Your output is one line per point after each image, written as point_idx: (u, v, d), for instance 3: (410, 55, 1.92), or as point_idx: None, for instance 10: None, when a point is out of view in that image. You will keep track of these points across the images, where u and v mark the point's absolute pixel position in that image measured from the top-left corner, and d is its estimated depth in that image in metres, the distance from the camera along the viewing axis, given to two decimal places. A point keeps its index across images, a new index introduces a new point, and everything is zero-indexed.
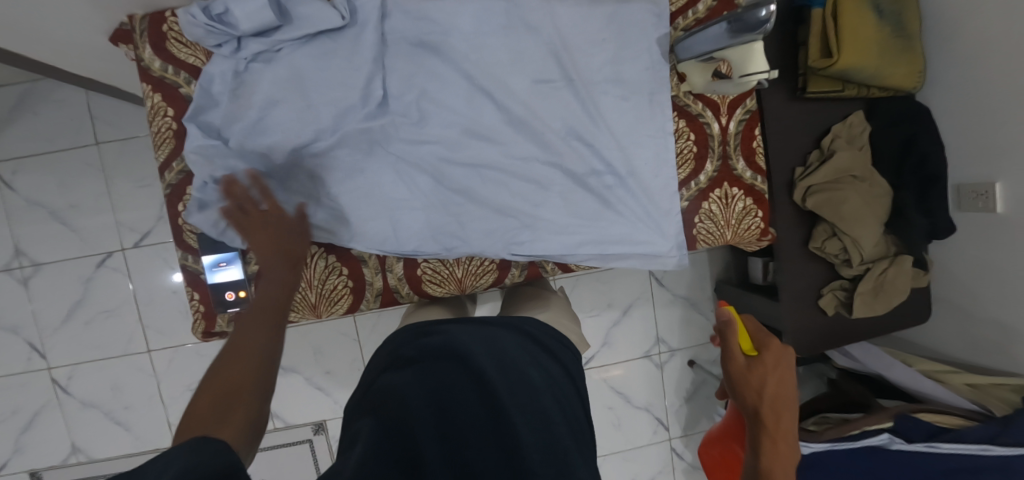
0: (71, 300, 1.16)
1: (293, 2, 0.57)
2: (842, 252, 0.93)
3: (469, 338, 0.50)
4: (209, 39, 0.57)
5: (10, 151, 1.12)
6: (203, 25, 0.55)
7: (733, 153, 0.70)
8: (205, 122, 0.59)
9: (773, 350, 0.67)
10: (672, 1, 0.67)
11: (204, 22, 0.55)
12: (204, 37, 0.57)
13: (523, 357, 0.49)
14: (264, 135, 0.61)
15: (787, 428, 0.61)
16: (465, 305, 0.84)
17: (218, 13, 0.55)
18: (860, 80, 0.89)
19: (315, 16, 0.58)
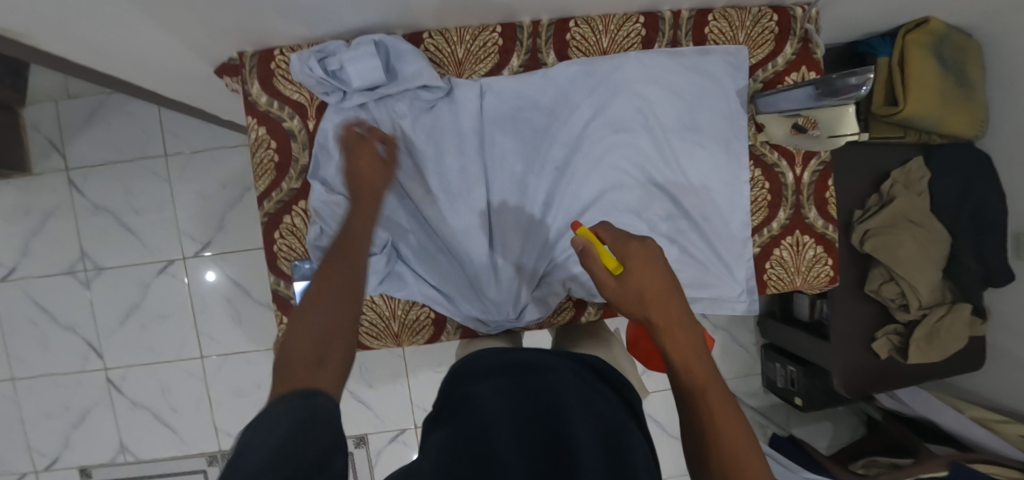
0: (130, 304, 1.20)
1: (399, 61, 0.61)
2: (900, 296, 0.93)
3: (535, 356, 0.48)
4: (318, 88, 0.61)
5: (81, 158, 1.17)
6: (318, 78, 0.59)
7: (806, 202, 0.71)
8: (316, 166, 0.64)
9: (643, 264, 0.41)
10: (752, 54, 0.69)
11: (320, 76, 0.59)
12: (315, 86, 0.61)
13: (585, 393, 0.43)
14: None
15: (720, 396, 0.36)
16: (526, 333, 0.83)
17: (333, 69, 0.59)
18: (923, 127, 0.90)
19: (418, 74, 0.61)
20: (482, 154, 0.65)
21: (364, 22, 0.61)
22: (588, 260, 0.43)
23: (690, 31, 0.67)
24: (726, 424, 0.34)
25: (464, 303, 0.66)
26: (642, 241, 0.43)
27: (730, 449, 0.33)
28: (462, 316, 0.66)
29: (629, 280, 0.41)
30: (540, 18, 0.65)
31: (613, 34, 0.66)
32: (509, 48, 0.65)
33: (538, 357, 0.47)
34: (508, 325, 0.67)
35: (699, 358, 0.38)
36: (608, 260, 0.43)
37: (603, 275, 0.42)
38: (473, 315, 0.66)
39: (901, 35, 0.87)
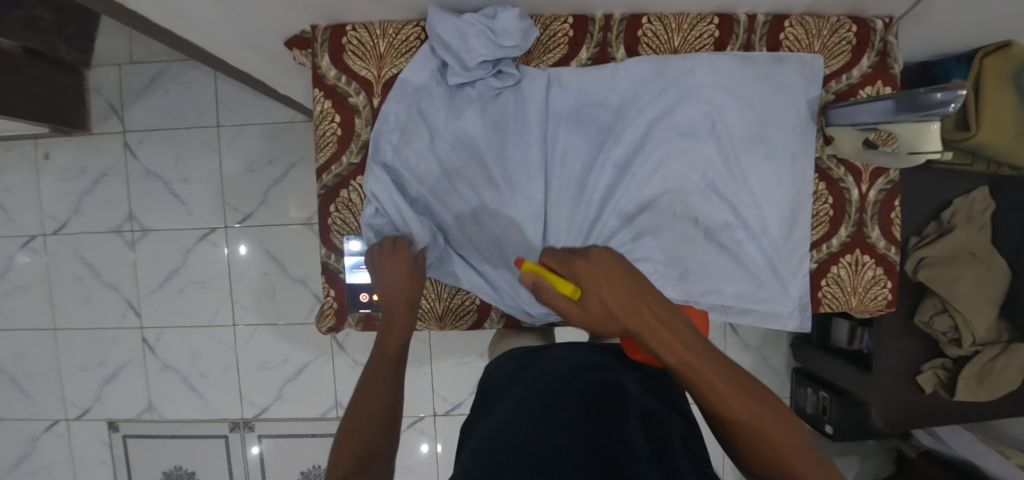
0: (171, 267, 1.23)
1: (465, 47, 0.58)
2: (952, 331, 0.89)
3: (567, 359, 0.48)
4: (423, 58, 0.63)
5: (139, 122, 1.21)
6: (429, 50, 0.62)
7: (869, 221, 0.69)
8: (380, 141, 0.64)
9: (599, 280, 0.38)
10: (827, 64, 0.67)
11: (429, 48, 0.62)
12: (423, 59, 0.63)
13: (619, 378, 0.42)
14: (424, 152, 0.64)
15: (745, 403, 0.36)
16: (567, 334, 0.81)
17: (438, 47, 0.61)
18: (993, 157, 0.86)
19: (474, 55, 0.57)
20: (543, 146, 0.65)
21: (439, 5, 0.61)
22: (544, 291, 0.43)
23: (765, 36, 0.66)
24: (724, 390, 0.36)
25: (511, 294, 0.66)
26: (587, 255, 0.41)
27: (748, 425, 0.35)
28: (506, 306, 0.66)
29: (591, 298, 0.39)
30: (612, 13, 0.65)
31: (685, 33, 0.65)
32: (578, 40, 0.65)
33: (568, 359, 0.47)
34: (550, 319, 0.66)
35: (686, 346, 0.36)
36: (564, 287, 0.41)
37: (564, 303, 0.42)
38: (517, 307, 0.66)
39: (976, 58, 0.83)
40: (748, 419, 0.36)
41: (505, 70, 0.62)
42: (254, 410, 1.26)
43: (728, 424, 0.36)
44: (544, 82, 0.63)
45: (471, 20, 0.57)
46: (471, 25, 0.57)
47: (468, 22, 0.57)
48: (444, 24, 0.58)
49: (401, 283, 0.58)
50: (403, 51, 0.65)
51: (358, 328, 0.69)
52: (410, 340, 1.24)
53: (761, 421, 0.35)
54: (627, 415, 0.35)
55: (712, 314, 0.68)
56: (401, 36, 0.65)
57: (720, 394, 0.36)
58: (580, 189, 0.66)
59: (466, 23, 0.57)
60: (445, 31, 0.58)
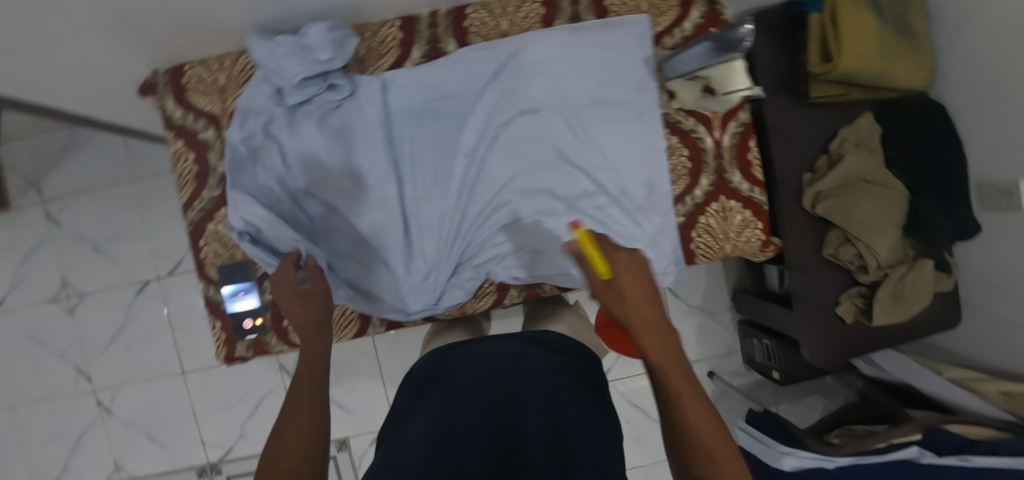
0: (112, 326, 1.24)
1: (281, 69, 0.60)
2: (856, 258, 0.91)
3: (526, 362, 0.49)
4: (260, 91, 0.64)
5: (56, 189, 1.21)
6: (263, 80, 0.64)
7: (728, 166, 0.70)
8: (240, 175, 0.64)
9: (633, 268, 0.43)
10: (657, 22, 0.68)
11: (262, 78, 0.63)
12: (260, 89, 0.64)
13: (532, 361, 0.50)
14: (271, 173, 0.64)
15: (708, 418, 0.33)
16: (483, 325, 0.79)
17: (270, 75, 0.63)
18: (866, 83, 0.88)
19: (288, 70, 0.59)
20: (392, 148, 0.66)
21: (263, 27, 0.63)
22: (579, 261, 0.45)
23: (590, 5, 0.67)
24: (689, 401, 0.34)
25: (385, 298, 0.67)
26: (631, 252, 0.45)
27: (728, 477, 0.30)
28: (384, 310, 0.67)
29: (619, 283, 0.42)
30: (437, 9, 0.67)
31: (511, 15, 0.67)
32: (410, 40, 0.66)
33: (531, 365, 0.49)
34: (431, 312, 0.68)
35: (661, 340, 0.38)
36: (597, 263, 0.43)
37: (591, 274, 0.44)
38: (394, 306, 0.68)
39: None
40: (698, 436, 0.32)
41: (337, 81, 0.63)
42: (219, 452, 1.26)
43: (678, 442, 0.33)
44: (378, 87, 0.65)
45: (281, 40, 0.58)
46: (283, 45, 0.58)
47: (280, 42, 0.58)
48: (258, 47, 0.59)
49: (301, 313, 0.50)
50: (242, 80, 0.67)
51: (251, 354, 0.70)
52: (359, 357, 1.25)
53: (721, 443, 0.32)
54: (534, 408, 0.41)
55: (590, 284, 0.68)
56: (237, 66, 0.67)
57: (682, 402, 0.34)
58: (437, 184, 0.67)
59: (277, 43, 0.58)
60: (262, 54, 0.59)
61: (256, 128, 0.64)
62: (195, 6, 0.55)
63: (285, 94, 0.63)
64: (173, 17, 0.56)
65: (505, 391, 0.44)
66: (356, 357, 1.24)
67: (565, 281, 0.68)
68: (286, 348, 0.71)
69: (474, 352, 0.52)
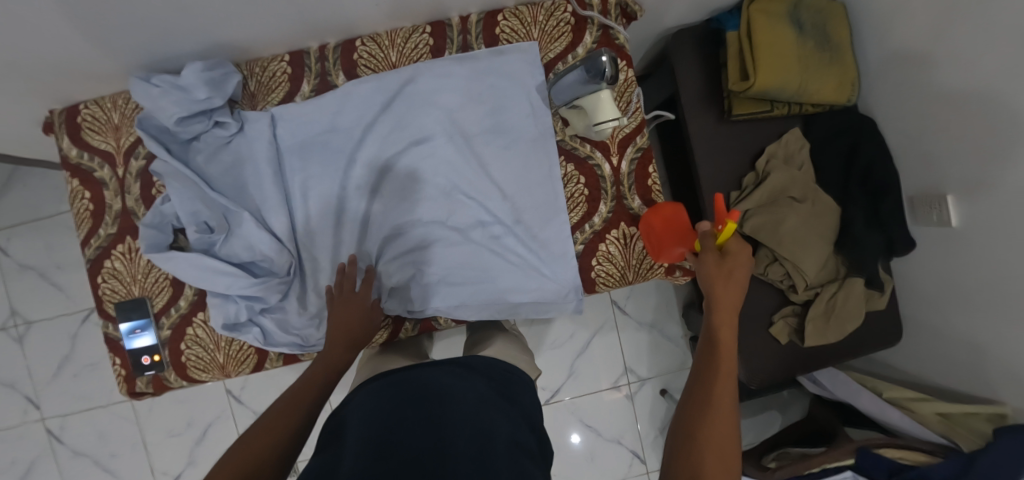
0: (61, 354, 1.24)
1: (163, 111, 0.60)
2: (786, 277, 0.90)
3: (462, 389, 0.46)
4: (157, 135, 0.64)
5: (4, 219, 1.22)
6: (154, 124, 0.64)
7: (627, 192, 0.69)
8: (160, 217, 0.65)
9: (739, 260, 0.54)
10: (549, 49, 0.68)
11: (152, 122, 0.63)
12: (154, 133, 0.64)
13: (465, 390, 0.45)
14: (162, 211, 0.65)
15: (727, 429, 0.39)
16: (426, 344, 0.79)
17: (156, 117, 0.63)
18: (787, 99, 0.86)
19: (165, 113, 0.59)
20: (285, 183, 0.66)
21: (150, 66, 0.64)
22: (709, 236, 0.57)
23: (480, 34, 0.67)
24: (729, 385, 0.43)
25: (278, 334, 0.66)
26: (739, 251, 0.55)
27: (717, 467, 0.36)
28: (276, 346, 0.66)
29: (725, 260, 0.54)
30: (326, 43, 0.67)
31: (400, 46, 0.66)
32: (298, 75, 0.67)
33: (465, 391, 0.45)
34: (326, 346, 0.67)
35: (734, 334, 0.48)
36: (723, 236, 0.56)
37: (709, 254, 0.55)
38: (287, 342, 0.66)
39: (744, 7, 0.84)
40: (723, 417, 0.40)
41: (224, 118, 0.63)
42: (169, 478, 1.26)
43: (695, 431, 0.39)
44: (268, 122, 0.65)
45: (163, 82, 0.60)
46: (163, 86, 0.60)
47: (162, 84, 0.60)
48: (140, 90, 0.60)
49: (351, 320, 0.58)
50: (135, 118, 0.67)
51: (151, 391, 0.70)
52: None
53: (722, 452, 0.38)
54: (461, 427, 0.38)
55: (487, 316, 0.67)
56: (130, 105, 0.67)
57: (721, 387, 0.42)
58: (331, 217, 0.67)
59: (158, 85, 0.60)
60: (142, 96, 0.60)
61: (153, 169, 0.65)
62: (66, 50, 0.56)
63: (174, 133, 0.64)
64: (46, 60, 0.57)
65: (437, 406, 0.40)
66: None
67: (462, 313, 0.67)
68: (185, 383, 0.70)
69: (422, 376, 0.48)
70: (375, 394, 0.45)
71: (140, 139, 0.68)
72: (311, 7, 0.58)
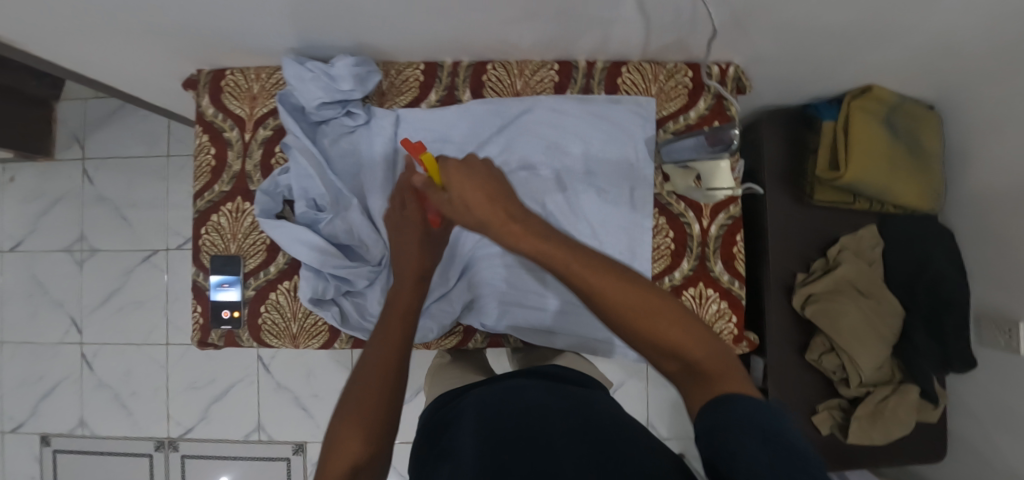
0: (113, 285, 1.29)
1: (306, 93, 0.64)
2: (840, 370, 0.88)
3: (535, 389, 0.48)
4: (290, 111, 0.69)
5: (96, 150, 1.30)
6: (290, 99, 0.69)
7: (711, 255, 0.70)
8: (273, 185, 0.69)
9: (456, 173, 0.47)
10: (664, 106, 0.71)
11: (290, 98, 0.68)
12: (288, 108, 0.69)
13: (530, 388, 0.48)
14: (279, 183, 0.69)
15: (672, 317, 0.35)
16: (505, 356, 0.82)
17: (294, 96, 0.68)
18: (871, 195, 0.88)
19: (309, 95, 0.64)
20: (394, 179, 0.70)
21: (300, 51, 0.69)
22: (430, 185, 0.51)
23: (603, 80, 0.71)
24: (596, 280, 0.37)
25: (356, 318, 0.69)
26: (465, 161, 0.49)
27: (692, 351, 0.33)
28: (350, 329, 0.69)
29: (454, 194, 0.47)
30: (460, 60, 0.71)
31: (527, 77, 0.71)
32: (428, 84, 0.71)
33: (536, 390, 0.47)
34: None
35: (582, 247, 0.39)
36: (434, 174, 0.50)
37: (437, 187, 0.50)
38: (363, 327, 0.69)
39: (846, 101, 0.86)
40: (638, 317, 0.35)
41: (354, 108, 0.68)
42: (180, 429, 1.28)
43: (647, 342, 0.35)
44: (392, 120, 0.70)
45: (312, 65, 0.64)
46: (311, 69, 0.64)
47: (310, 67, 0.64)
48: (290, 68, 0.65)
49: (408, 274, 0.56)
50: (273, 92, 0.73)
51: (222, 344, 0.73)
52: (333, 364, 1.26)
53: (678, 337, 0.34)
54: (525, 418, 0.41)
55: (554, 345, 0.68)
56: (271, 80, 0.73)
57: (599, 286, 0.37)
58: None
59: (308, 67, 0.64)
60: (290, 73, 0.64)
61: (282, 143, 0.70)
62: (242, 28, 0.61)
63: (308, 114, 0.69)
64: (220, 31, 0.63)
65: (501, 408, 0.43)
66: (330, 363, 1.26)
67: (531, 336, 0.69)
68: (254, 344, 0.73)
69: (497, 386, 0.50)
70: (469, 400, 0.48)
71: (272, 112, 0.73)
72: (463, 30, 0.63)
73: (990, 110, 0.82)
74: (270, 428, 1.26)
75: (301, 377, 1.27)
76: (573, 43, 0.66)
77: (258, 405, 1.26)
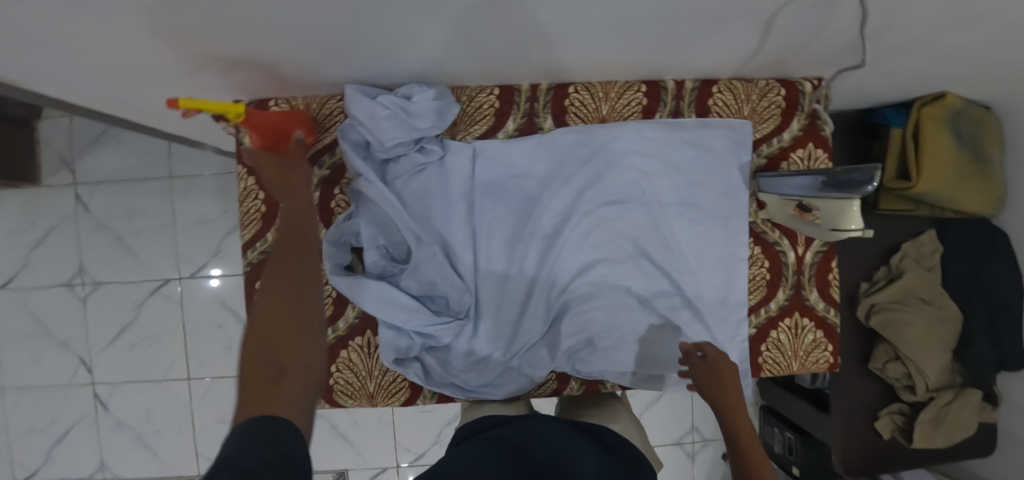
0: (122, 321, 1.20)
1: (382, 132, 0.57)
2: (905, 377, 0.89)
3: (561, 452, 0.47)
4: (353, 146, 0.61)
5: (89, 174, 1.18)
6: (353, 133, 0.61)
7: (806, 283, 0.68)
8: (339, 234, 0.62)
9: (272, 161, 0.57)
10: (757, 128, 0.67)
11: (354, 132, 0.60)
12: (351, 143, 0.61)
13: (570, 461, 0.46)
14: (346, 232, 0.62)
15: None
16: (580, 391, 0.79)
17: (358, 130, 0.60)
18: (937, 203, 0.87)
19: (385, 133, 0.56)
20: (475, 220, 0.64)
21: (361, 80, 0.61)
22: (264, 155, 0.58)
23: (693, 102, 0.66)
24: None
25: (442, 373, 0.64)
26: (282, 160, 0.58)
27: None
28: (437, 385, 0.64)
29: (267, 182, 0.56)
30: (538, 82, 0.64)
31: (613, 101, 0.65)
32: (505, 111, 0.64)
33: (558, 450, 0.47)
34: (487, 393, 0.64)
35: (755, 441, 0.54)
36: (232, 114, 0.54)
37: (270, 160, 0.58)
38: (449, 382, 0.64)
39: (914, 108, 0.83)
40: None
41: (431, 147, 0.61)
42: None
43: None
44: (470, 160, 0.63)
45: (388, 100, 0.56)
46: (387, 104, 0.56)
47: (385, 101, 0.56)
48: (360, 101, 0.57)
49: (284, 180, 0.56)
50: (327, 125, 0.64)
51: None
52: None
53: None
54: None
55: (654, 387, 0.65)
56: (323, 110, 0.64)
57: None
58: (512, 261, 0.65)
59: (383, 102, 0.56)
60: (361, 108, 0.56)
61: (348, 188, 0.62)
62: (303, 58, 0.53)
63: (373, 150, 0.61)
64: (275, 64, 0.54)
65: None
66: None
67: (629, 379, 0.65)
68: (326, 406, 0.67)
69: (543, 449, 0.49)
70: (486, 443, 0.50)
71: (328, 148, 0.64)
72: (556, 54, 0.56)
73: None
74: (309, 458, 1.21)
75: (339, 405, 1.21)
76: (669, 66, 0.61)
77: None
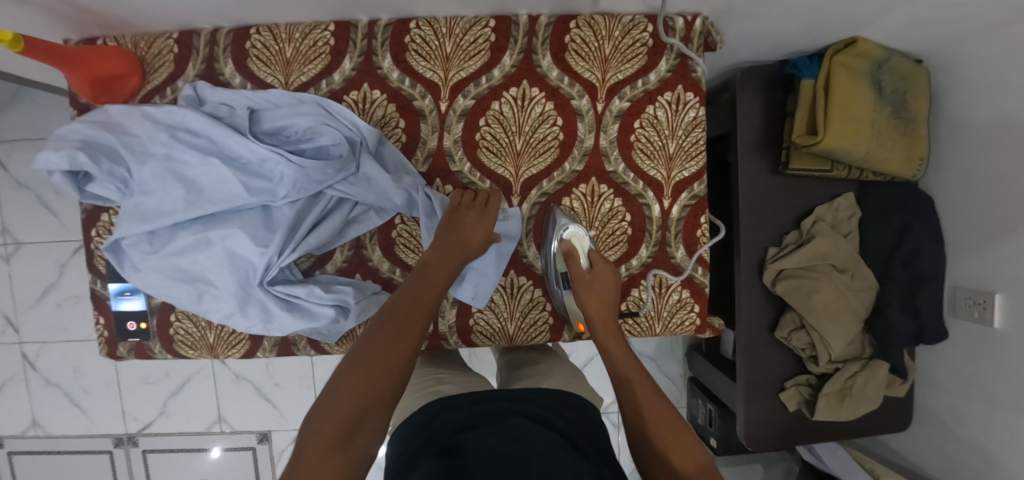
0: (45, 281, 1.20)
1: (225, 142, 0.56)
2: (809, 347, 0.85)
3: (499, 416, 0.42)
4: (180, 167, 0.55)
5: (6, 131, 1.16)
6: (176, 167, 0.55)
7: (671, 239, 0.65)
8: (116, 149, 0.55)
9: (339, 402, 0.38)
10: (620, 69, 0.61)
11: (175, 169, 0.55)
12: (188, 168, 0.56)
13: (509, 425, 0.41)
14: (126, 154, 0.55)
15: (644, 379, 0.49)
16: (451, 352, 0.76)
17: (183, 163, 0.56)
18: (851, 162, 0.79)
19: (223, 141, 0.56)
20: (270, 171, 0.57)
21: (178, 15, 0.57)
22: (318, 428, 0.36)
23: (548, 39, 0.60)
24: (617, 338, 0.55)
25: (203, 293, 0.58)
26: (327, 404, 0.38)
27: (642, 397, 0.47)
28: (204, 311, 0.59)
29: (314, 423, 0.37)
30: (377, 18, 0.60)
31: (457, 38, 0.59)
32: (341, 49, 0.60)
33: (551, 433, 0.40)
34: (262, 326, 0.59)
35: (606, 297, 0.58)
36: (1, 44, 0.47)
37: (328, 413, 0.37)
38: (211, 306, 0.59)
39: (828, 56, 0.76)
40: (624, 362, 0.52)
41: (269, 189, 0.57)
42: (138, 425, 1.23)
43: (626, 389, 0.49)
44: (258, 155, 0.56)
45: (69, 134, 0.54)
46: (110, 141, 0.55)
47: (92, 139, 0.55)
48: (75, 190, 0.55)
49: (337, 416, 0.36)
50: (157, 66, 0.61)
51: (134, 356, 0.66)
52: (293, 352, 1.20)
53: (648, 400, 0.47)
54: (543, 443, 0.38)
55: (484, 338, 0.64)
56: (152, 49, 0.61)
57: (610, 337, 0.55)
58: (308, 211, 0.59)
59: (81, 141, 0.54)
60: (110, 194, 0.55)
61: (148, 150, 0.55)
62: None
63: (188, 165, 0.56)
64: None
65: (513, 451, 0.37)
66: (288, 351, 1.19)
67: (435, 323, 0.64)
68: (168, 356, 0.66)
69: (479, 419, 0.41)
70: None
71: (157, 90, 0.62)
72: None
73: (987, 65, 0.74)
74: (231, 419, 1.22)
75: (260, 367, 1.21)
76: None
77: (216, 397, 1.21)
